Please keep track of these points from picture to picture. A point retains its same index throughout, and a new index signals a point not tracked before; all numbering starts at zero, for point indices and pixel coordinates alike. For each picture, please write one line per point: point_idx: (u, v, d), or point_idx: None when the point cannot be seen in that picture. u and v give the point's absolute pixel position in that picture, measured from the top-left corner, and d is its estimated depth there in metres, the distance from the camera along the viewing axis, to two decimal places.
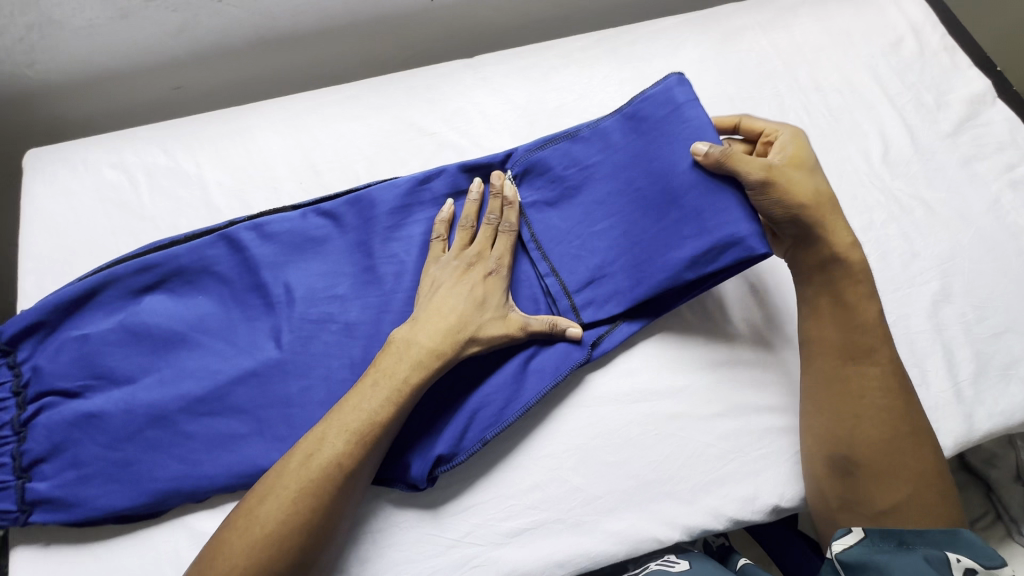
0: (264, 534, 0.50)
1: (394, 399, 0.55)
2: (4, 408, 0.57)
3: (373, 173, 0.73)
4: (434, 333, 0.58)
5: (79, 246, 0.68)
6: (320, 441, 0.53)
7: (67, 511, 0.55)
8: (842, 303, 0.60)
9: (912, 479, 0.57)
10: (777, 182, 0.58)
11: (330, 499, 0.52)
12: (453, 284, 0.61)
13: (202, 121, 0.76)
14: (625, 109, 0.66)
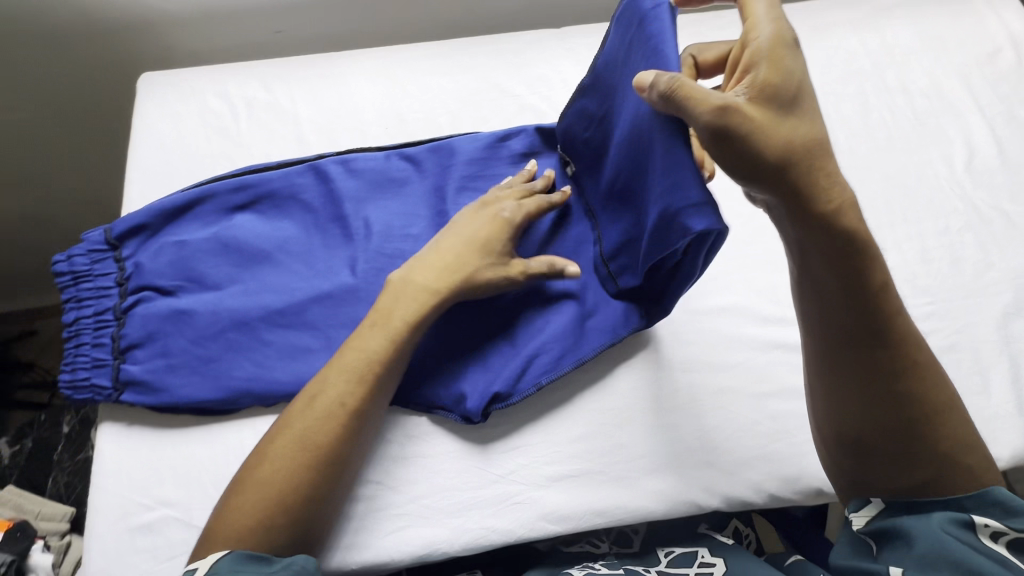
0: (275, 470, 0.52)
1: (387, 340, 0.57)
2: (108, 296, 0.62)
3: (456, 127, 0.77)
4: (436, 275, 0.60)
5: (180, 163, 0.73)
6: (324, 384, 0.55)
7: (153, 395, 0.59)
8: (841, 281, 0.44)
9: (934, 466, 0.46)
10: (741, 122, 0.40)
11: (335, 436, 0.54)
12: (458, 235, 0.62)
13: (300, 63, 0.80)
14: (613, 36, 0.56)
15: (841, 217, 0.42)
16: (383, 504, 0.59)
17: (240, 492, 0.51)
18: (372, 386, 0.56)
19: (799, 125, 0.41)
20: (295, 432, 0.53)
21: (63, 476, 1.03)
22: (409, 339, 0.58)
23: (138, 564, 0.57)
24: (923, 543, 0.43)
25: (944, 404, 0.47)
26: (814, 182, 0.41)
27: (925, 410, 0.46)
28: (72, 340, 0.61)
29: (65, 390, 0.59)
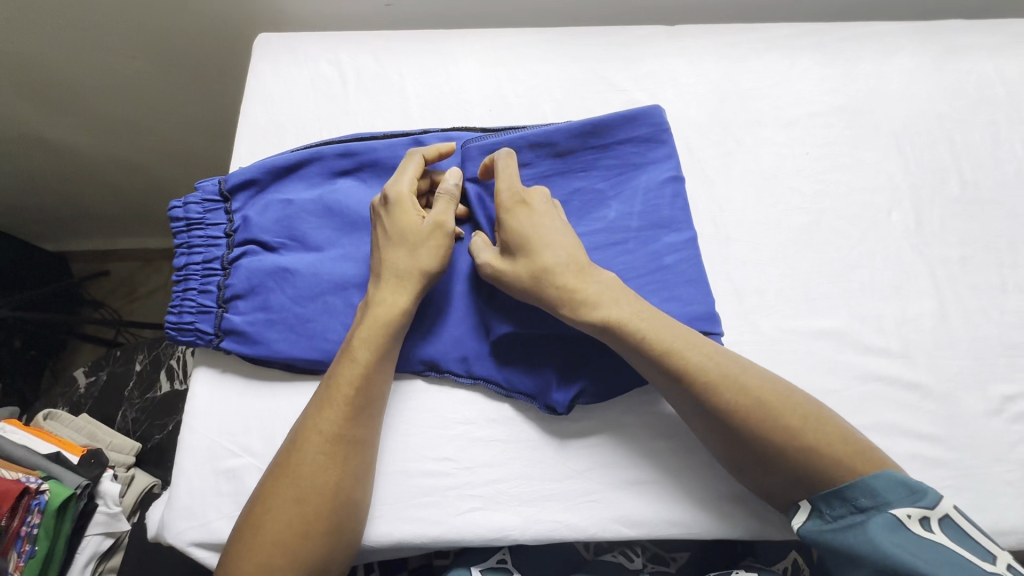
0: (279, 511, 0.51)
1: (362, 361, 0.56)
2: (216, 245, 0.65)
3: (560, 115, 0.76)
4: (390, 288, 0.59)
5: (289, 124, 0.75)
6: (304, 416, 0.55)
7: (250, 347, 0.61)
8: (648, 374, 0.55)
9: (800, 484, 0.50)
10: (499, 270, 0.59)
11: (324, 458, 0.53)
12: (400, 245, 0.60)
13: (410, 37, 0.81)
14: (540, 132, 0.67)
15: (592, 317, 0.55)
16: (456, 482, 0.59)
17: (248, 532, 0.51)
18: (352, 405, 0.55)
19: (522, 262, 0.58)
20: (285, 465, 0.53)
21: (131, 412, 1.08)
22: (383, 352, 0.57)
23: (219, 506, 0.59)
24: (874, 554, 0.45)
25: (778, 405, 0.51)
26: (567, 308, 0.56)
27: (776, 439, 0.50)
28: (181, 284, 0.63)
29: (171, 331, 0.61)
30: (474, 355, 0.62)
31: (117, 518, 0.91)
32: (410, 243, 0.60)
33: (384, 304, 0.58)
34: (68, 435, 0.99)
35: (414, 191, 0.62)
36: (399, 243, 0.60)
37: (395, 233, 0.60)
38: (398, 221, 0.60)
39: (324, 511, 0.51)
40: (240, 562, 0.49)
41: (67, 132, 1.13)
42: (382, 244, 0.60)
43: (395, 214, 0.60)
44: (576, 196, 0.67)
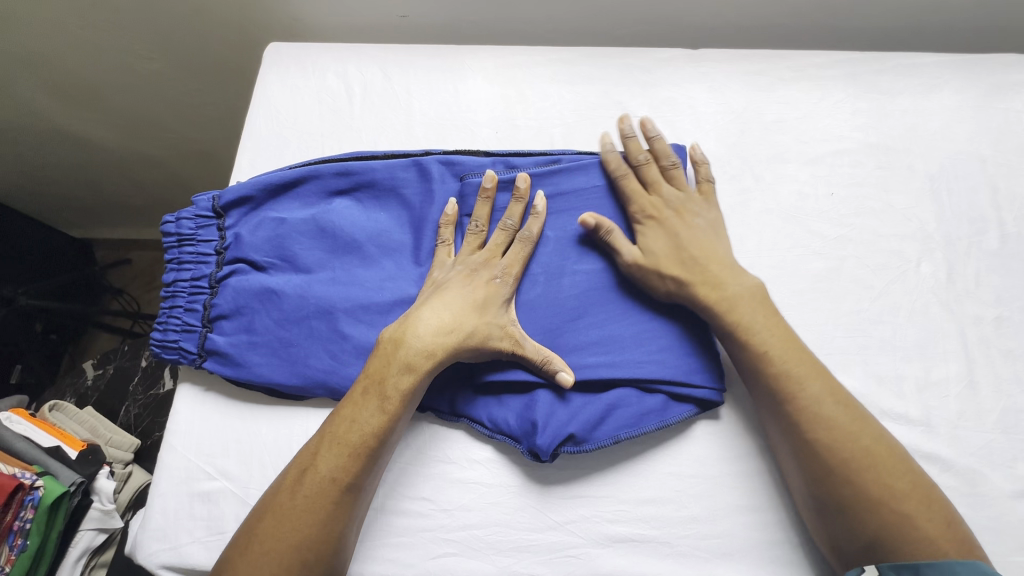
0: (272, 549, 0.49)
1: (392, 409, 0.54)
2: (206, 263, 0.64)
3: (568, 141, 0.73)
4: (433, 336, 0.56)
5: (292, 136, 0.74)
6: (314, 459, 0.53)
7: (233, 370, 0.60)
8: (758, 386, 0.55)
9: (877, 535, 0.49)
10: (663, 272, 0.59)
11: (328, 507, 0.51)
12: (444, 296, 0.58)
13: (421, 52, 0.79)
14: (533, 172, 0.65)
15: (726, 317, 0.57)
16: (431, 524, 0.57)
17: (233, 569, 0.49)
18: (362, 455, 0.53)
19: (679, 268, 0.59)
20: (287, 507, 0.51)
21: (134, 407, 1.09)
22: (410, 401, 0.55)
23: (191, 530, 0.58)
24: None
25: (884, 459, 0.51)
26: (703, 305, 0.57)
27: (867, 493, 0.50)
28: (168, 300, 0.63)
29: (155, 348, 0.61)
30: (459, 392, 0.60)
31: (110, 516, 0.92)
32: (484, 308, 0.58)
33: (440, 360, 0.56)
34: (70, 427, 1.01)
35: (485, 255, 0.61)
36: (473, 305, 0.58)
37: (465, 292, 0.58)
38: (471, 285, 0.59)
39: (317, 561, 0.50)
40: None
41: (88, 127, 1.14)
42: (429, 291, 0.60)
43: (474, 277, 0.60)
44: (579, 233, 0.64)
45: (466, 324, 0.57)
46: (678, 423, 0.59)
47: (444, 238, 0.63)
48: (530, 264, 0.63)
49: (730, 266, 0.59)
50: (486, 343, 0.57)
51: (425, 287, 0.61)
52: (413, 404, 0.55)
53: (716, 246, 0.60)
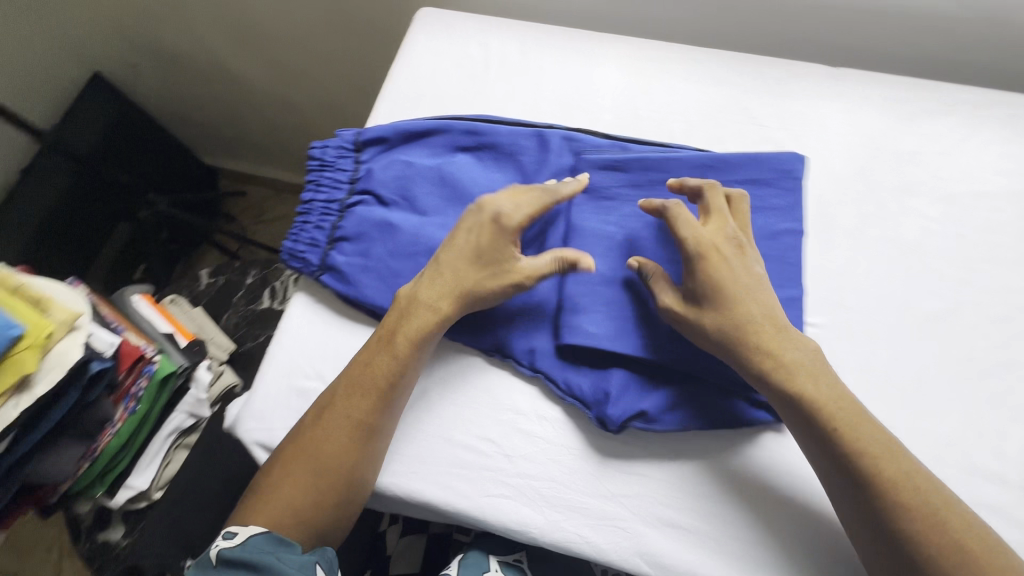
0: (295, 475, 0.58)
1: (405, 357, 0.60)
2: (339, 190, 0.71)
3: (688, 137, 0.74)
4: (443, 292, 0.61)
5: (428, 93, 0.80)
6: (337, 402, 0.60)
7: (345, 287, 0.66)
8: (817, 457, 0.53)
9: None
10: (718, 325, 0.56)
11: (348, 442, 0.58)
12: (459, 258, 0.62)
13: (559, 33, 0.82)
14: (651, 158, 0.67)
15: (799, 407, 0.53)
16: (493, 466, 0.61)
17: (265, 496, 0.57)
18: (380, 399, 0.59)
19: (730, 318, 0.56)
20: (308, 438, 0.59)
21: (234, 316, 1.21)
22: (419, 353, 0.61)
23: (285, 419, 0.65)
24: None
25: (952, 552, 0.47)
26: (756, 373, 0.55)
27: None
28: (303, 216, 0.70)
29: (284, 254, 0.68)
30: (540, 349, 0.63)
31: (201, 405, 1.04)
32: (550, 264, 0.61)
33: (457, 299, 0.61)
34: (183, 320, 1.15)
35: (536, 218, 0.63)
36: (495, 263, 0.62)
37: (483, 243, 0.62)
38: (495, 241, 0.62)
39: (340, 488, 0.58)
40: (251, 516, 0.57)
41: (242, 65, 1.29)
42: (441, 249, 0.64)
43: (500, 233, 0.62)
44: None
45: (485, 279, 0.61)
46: (749, 426, 0.59)
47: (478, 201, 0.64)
48: (629, 245, 0.65)
49: (666, 279, 0.60)
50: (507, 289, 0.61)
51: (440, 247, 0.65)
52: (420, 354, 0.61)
53: (748, 310, 0.56)
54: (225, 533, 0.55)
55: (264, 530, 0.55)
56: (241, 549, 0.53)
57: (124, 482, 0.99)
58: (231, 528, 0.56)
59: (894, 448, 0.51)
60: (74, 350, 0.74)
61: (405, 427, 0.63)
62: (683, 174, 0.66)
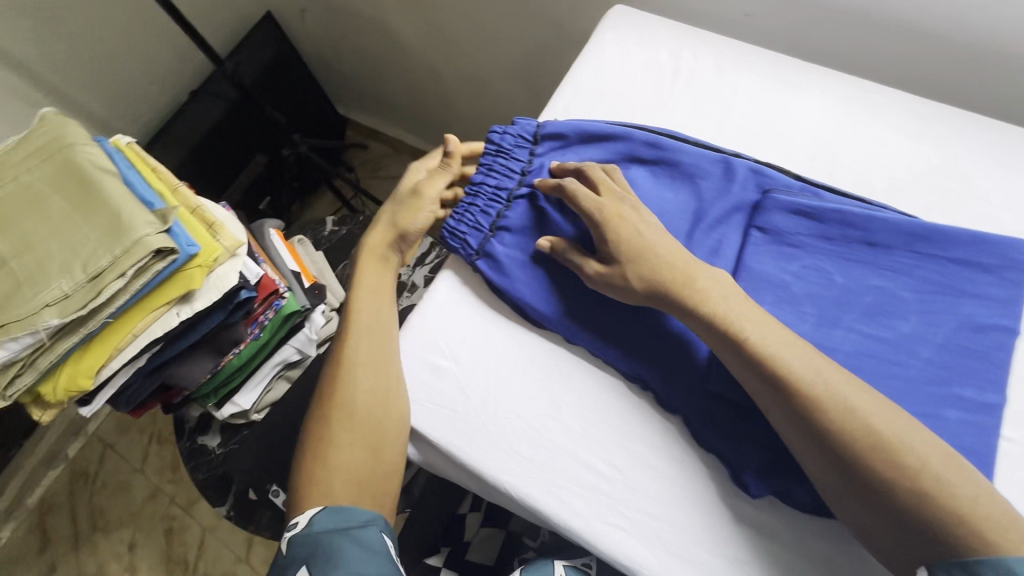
0: (348, 457, 0.62)
1: (361, 285, 0.72)
2: (510, 178, 0.70)
3: (890, 196, 0.66)
4: (377, 232, 0.75)
5: (609, 95, 0.77)
6: (344, 353, 0.67)
7: (500, 278, 0.66)
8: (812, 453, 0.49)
9: None
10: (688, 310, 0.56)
11: (364, 387, 0.63)
12: (393, 203, 0.76)
13: (759, 56, 0.77)
14: (851, 212, 0.62)
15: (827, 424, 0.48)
16: (613, 494, 0.59)
17: (310, 457, 0.63)
18: (377, 340, 0.67)
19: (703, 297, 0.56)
20: (343, 425, 0.63)
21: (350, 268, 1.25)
22: (367, 270, 0.73)
23: (415, 392, 0.66)
24: None
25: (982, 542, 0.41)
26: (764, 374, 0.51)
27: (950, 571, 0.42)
28: (470, 196, 0.70)
29: (445, 231, 0.69)
30: (686, 387, 0.60)
31: (309, 344, 1.10)
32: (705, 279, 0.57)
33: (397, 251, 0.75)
34: (306, 261, 1.19)
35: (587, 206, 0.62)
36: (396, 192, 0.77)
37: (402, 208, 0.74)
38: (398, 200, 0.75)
39: (379, 439, 0.62)
40: (310, 493, 0.61)
41: (402, 28, 1.30)
42: (387, 207, 0.76)
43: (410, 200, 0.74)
44: (871, 291, 0.60)
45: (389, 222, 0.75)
46: None
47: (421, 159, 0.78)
48: (806, 301, 0.61)
49: (625, 222, 0.60)
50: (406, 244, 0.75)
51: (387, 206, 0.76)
52: (380, 278, 0.73)
53: (641, 244, 0.59)
54: (290, 524, 0.60)
55: (324, 507, 0.59)
56: (308, 530, 0.58)
57: (231, 398, 1.05)
58: (295, 518, 0.60)
59: (868, 413, 0.47)
60: (231, 276, 0.79)
61: (530, 431, 0.62)
62: (883, 238, 0.61)
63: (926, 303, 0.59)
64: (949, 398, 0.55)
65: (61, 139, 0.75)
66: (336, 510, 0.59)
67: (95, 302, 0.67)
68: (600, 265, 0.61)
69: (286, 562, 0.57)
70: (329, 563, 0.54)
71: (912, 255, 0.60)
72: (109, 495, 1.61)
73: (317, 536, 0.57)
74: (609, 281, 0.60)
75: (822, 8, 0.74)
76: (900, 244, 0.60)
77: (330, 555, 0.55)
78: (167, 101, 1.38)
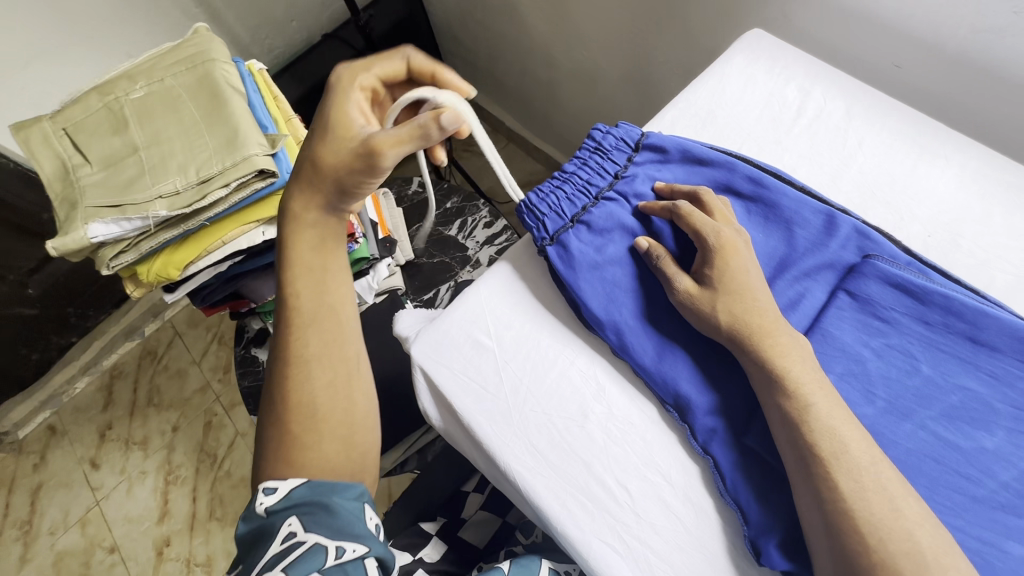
0: (319, 449, 0.58)
1: (297, 258, 0.64)
2: (602, 176, 0.69)
3: (1008, 296, 0.60)
4: (310, 180, 0.62)
5: (722, 120, 0.74)
6: (286, 354, 0.61)
7: (565, 268, 0.65)
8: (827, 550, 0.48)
9: None
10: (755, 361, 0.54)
11: (319, 378, 0.60)
12: (322, 142, 0.61)
13: (897, 113, 0.70)
14: (959, 302, 0.56)
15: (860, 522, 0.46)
16: (618, 517, 0.58)
17: (271, 455, 0.58)
18: (326, 330, 0.62)
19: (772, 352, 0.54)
20: (303, 420, 0.58)
21: (423, 230, 1.28)
22: (302, 237, 0.64)
23: (453, 360, 0.66)
24: None
25: None
26: (809, 449, 0.50)
27: None
28: (558, 179, 0.69)
29: (524, 207, 0.67)
30: (723, 434, 0.58)
31: (368, 292, 1.15)
32: (782, 331, 0.55)
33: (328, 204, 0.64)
34: (385, 214, 1.24)
35: (700, 225, 0.60)
36: (328, 134, 0.60)
37: (346, 163, 0.60)
38: (338, 152, 0.60)
39: (349, 429, 0.59)
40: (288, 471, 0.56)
41: (530, 12, 1.32)
42: (315, 145, 0.61)
43: (366, 165, 0.59)
44: (959, 392, 0.54)
45: (325, 174, 0.61)
46: None
47: (353, 83, 0.61)
48: (881, 381, 0.56)
49: (733, 254, 0.59)
50: (347, 199, 0.64)
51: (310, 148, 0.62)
52: (317, 240, 0.65)
53: (744, 280, 0.58)
54: (266, 487, 0.56)
55: (304, 481, 0.55)
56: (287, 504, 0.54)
57: None
58: (270, 482, 0.56)
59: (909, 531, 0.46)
60: None
61: (553, 430, 0.62)
62: (989, 337, 0.55)
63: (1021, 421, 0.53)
64: (1019, 529, 0.50)
65: (205, 54, 0.82)
66: (318, 481, 0.56)
67: (198, 204, 0.73)
68: (692, 285, 0.59)
69: (269, 520, 0.54)
70: (318, 522, 0.53)
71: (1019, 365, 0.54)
72: (168, 378, 1.78)
73: (299, 500, 0.54)
74: (700, 304, 0.58)
75: (989, 76, 0.67)
76: (1007, 350, 0.54)
77: (317, 517, 0.53)
78: (303, 39, 1.48)
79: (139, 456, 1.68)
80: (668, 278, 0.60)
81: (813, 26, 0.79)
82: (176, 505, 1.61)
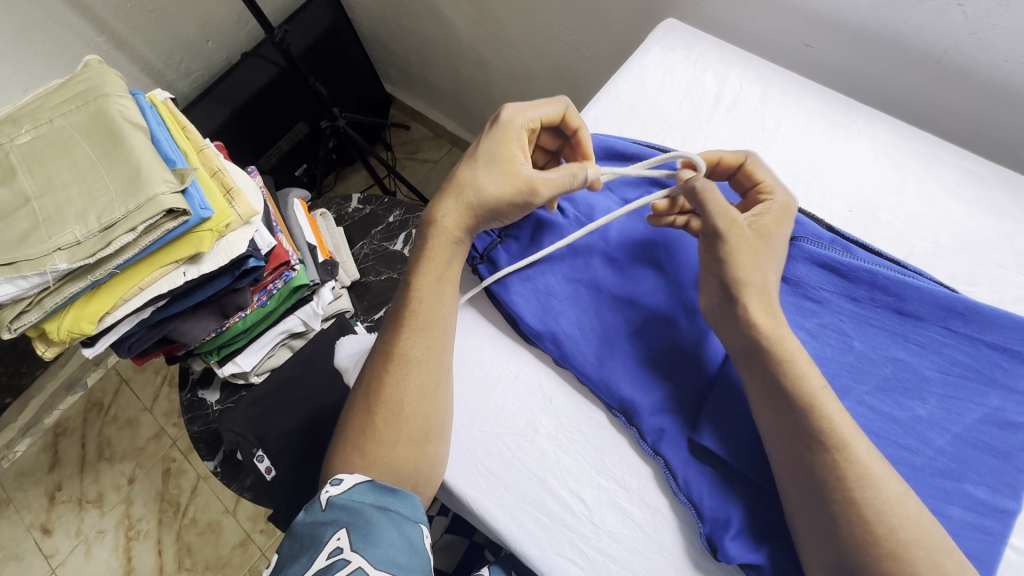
0: (396, 449, 0.56)
1: (429, 264, 0.62)
2: None
3: (928, 262, 0.61)
4: (462, 202, 0.62)
5: (645, 112, 0.73)
6: (393, 344, 0.60)
7: (496, 284, 0.65)
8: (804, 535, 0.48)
9: None
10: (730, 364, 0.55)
11: (413, 382, 0.58)
12: (484, 168, 0.61)
13: (811, 91, 0.71)
14: (882, 275, 0.57)
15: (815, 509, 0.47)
16: (574, 529, 0.57)
17: (349, 444, 0.58)
18: (433, 336, 0.60)
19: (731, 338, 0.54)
20: (391, 422, 0.57)
21: (367, 247, 1.23)
22: (435, 253, 0.62)
23: None
24: None
25: None
26: (782, 432, 0.50)
27: None
28: None
29: None
30: (671, 432, 0.58)
31: (315, 318, 1.11)
32: None
33: (474, 228, 0.63)
34: (325, 236, 1.20)
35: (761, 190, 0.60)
36: (492, 164, 0.61)
37: (507, 195, 0.60)
38: (500, 185, 0.60)
39: (424, 434, 0.57)
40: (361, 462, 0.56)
41: (452, 14, 1.28)
42: (473, 163, 0.62)
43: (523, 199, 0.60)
44: (890, 363, 0.55)
45: (484, 199, 0.61)
46: None
47: (519, 123, 0.63)
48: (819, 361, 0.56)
49: (786, 214, 0.58)
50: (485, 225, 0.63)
51: (466, 170, 0.62)
52: (449, 258, 0.63)
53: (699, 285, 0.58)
54: (334, 478, 0.55)
55: (368, 480, 0.54)
56: (351, 509, 0.51)
57: (233, 357, 1.06)
58: (340, 474, 0.56)
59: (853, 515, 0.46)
60: (241, 245, 0.80)
61: (503, 449, 0.60)
62: (912, 306, 0.56)
63: (950, 385, 0.54)
64: (957, 490, 0.51)
65: (98, 89, 0.76)
66: (382, 485, 0.54)
67: (103, 252, 0.68)
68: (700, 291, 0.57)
69: (323, 515, 0.52)
70: (368, 540, 0.49)
71: (942, 329, 0.55)
72: (117, 428, 1.68)
73: (358, 504, 0.52)
74: (745, 246, 0.55)
75: (893, 48, 0.68)
76: (931, 315, 0.56)
77: (369, 531, 0.50)
78: (219, 60, 1.40)
79: (94, 515, 1.57)
80: (716, 196, 0.55)
81: (726, 12, 0.79)
82: (141, 562, 1.51)
